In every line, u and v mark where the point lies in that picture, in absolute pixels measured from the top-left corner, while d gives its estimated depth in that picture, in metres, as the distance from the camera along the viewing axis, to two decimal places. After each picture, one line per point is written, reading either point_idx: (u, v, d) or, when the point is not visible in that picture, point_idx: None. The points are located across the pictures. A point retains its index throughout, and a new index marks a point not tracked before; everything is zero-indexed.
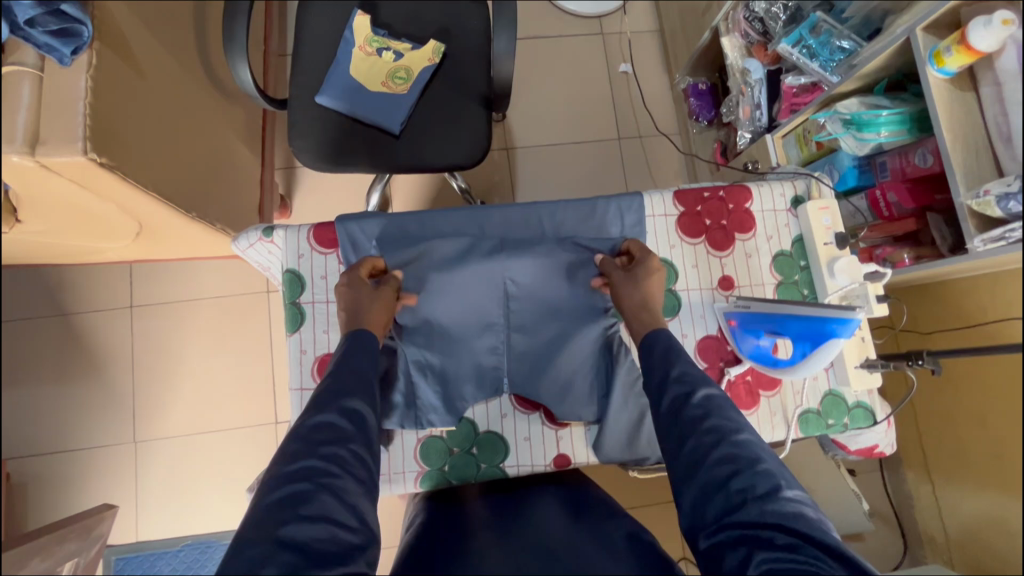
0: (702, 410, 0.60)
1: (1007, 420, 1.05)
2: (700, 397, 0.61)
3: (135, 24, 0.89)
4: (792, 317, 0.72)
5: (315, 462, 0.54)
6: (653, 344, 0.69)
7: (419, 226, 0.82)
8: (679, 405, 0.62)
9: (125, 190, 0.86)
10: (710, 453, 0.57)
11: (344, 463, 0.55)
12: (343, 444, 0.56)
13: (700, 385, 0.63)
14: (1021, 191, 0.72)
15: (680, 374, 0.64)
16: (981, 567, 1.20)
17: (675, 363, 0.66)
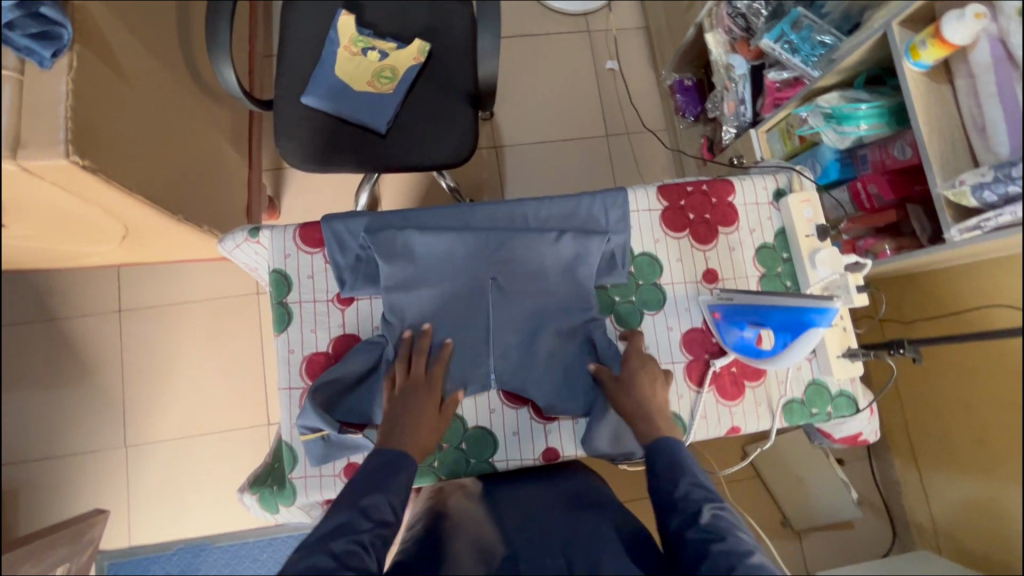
0: (711, 531, 0.61)
1: (986, 405, 1.08)
2: (708, 517, 0.62)
3: (117, 27, 0.89)
4: (774, 307, 0.73)
5: (327, 554, 0.56)
6: (656, 457, 0.70)
7: (404, 224, 0.81)
8: (687, 527, 0.62)
9: (109, 193, 0.86)
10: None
11: (356, 561, 0.57)
12: (358, 541, 0.58)
13: (707, 503, 0.64)
14: (994, 181, 0.73)
15: (686, 492, 0.65)
16: (966, 550, 1.23)
17: (680, 479, 0.67)
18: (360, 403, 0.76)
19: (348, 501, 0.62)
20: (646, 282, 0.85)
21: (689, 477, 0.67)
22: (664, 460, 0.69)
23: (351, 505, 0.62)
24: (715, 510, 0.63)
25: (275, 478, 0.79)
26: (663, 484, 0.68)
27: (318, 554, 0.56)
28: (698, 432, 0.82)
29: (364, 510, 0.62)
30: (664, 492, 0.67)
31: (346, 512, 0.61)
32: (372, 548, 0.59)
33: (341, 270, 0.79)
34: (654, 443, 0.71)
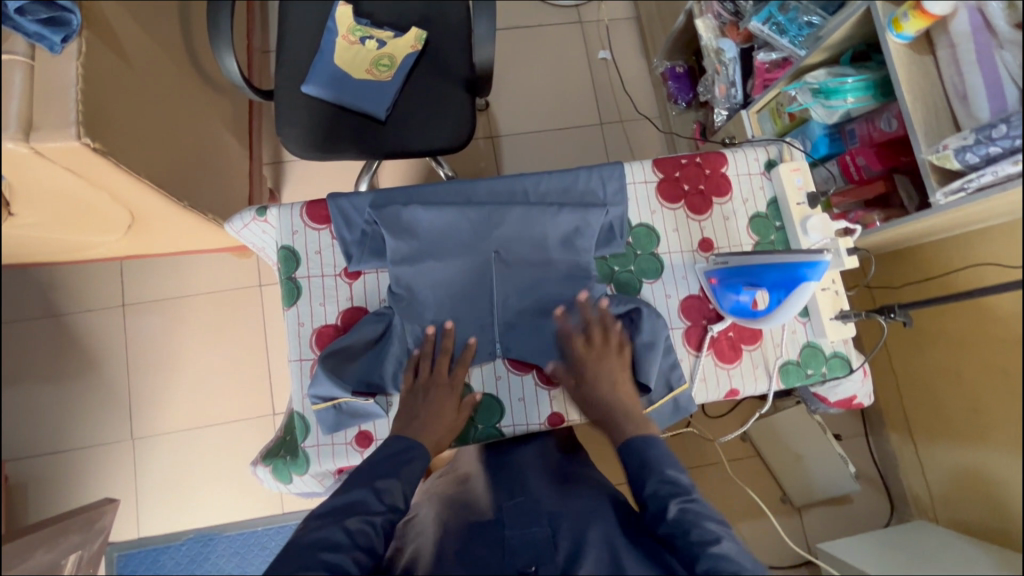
0: (678, 528, 0.65)
1: (971, 367, 1.12)
2: (674, 513, 0.66)
3: (122, 16, 0.91)
4: (767, 267, 0.76)
5: (340, 529, 0.61)
6: (627, 456, 0.73)
7: (407, 200, 0.83)
8: (658, 523, 0.66)
9: (117, 177, 0.88)
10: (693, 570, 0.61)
11: (365, 539, 0.62)
12: (369, 520, 0.64)
13: (674, 498, 0.67)
14: (976, 143, 0.76)
15: (654, 490, 0.68)
16: (959, 514, 1.27)
17: (648, 478, 0.70)
18: (370, 371, 0.79)
19: (364, 480, 0.67)
20: (644, 251, 0.88)
21: (655, 472, 0.70)
22: (632, 461, 0.71)
23: (366, 485, 0.67)
24: (682, 503, 0.67)
25: (287, 450, 0.81)
26: (635, 478, 0.71)
27: (331, 528, 0.62)
28: (697, 395, 0.84)
29: (378, 491, 0.66)
30: (634, 487, 0.70)
31: (361, 491, 0.66)
32: (383, 527, 0.64)
33: (347, 245, 0.81)
34: (624, 444, 0.74)
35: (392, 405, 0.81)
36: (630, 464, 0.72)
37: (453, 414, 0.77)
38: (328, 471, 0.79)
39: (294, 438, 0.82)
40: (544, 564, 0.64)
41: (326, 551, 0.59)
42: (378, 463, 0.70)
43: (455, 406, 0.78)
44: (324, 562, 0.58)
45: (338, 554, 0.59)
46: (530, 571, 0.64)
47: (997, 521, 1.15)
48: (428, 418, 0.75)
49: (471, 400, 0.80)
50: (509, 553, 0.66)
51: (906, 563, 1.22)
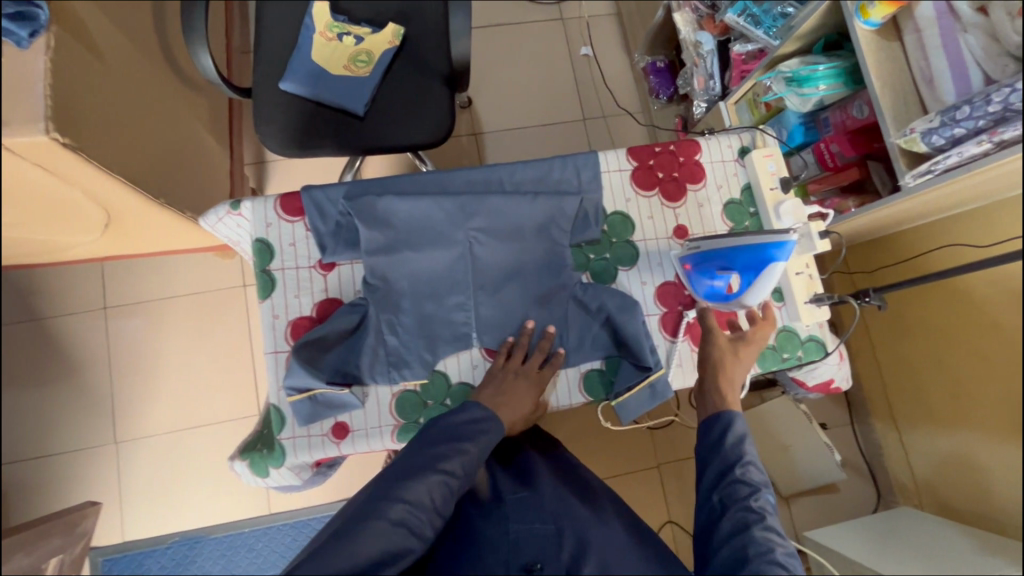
0: (756, 512, 0.67)
1: (945, 349, 1.14)
2: (754, 499, 0.69)
3: (93, 11, 0.91)
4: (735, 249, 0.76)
5: (424, 486, 0.64)
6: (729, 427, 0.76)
7: (382, 190, 0.83)
8: (735, 498, 0.69)
9: (91, 174, 0.87)
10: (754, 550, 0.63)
11: (441, 499, 0.66)
12: (449, 483, 0.66)
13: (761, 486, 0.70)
14: (941, 125, 0.77)
15: (746, 471, 0.71)
16: (943, 499, 1.28)
17: (747, 455, 0.73)
18: (344, 362, 0.79)
19: (444, 436, 0.70)
20: (619, 239, 0.88)
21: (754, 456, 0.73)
22: (740, 433, 0.75)
23: (450, 443, 0.69)
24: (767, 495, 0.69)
25: (264, 443, 0.80)
26: (732, 454, 0.74)
27: (417, 481, 0.64)
28: (674, 380, 0.85)
29: (459, 454, 0.69)
30: (727, 459, 0.73)
31: (444, 450, 0.68)
32: (457, 490, 0.67)
33: (321, 236, 0.81)
34: (715, 416, 0.77)
35: (368, 396, 0.81)
36: (729, 435, 0.74)
37: (533, 405, 0.79)
38: (305, 463, 0.79)
39: (271, 432, 0.81)
40: (548, 562, 0.68)
41: (408, 504, 0.63)
42: (460, 426, 0.72)
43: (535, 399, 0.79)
44: (405, 516, 0.62)
45: (417, 509, 0.63)
46: (536, 567, 0.68)
47: (976, 506, 1.16)
48: (512, 398, 0.77)
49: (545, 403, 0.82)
50: (513, 547, 0.70)
51: (891, 551, 1.23)
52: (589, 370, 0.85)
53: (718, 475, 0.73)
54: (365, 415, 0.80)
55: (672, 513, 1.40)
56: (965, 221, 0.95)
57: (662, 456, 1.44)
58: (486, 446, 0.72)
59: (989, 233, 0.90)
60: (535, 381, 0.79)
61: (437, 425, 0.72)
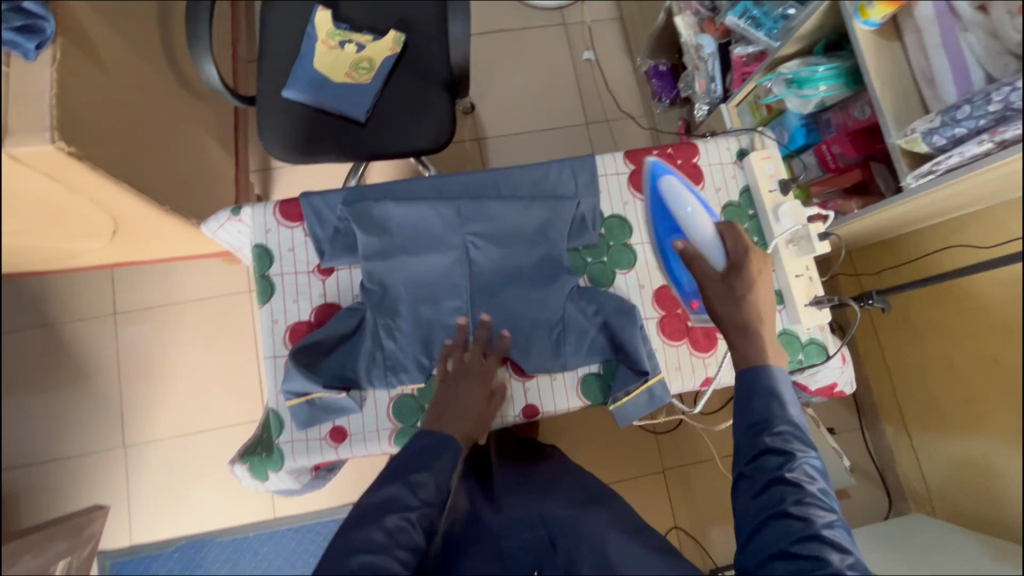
0: (795, 480, 0.59)
1: (953, 350, 1.12)
2: (795, 470, 0.59)
3: (99, 23, 0.93)
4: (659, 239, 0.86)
5: (378, 530, 0.59)
6: (753, 383, 0.66)
7: (380, 196, 0.84)
8: (770, 466, 0.60)
9: (97, 182, 0.89)
10: (795, 529, 0.56)
11: (406, 536, 0.59)
12: (407, 517, 0.60)
13: (802, 450, 0.61)
14: (942, 125, 0.76)
15: (781, 433, 0.62)
16: (955, 507, 1.26)
17: (779, 415, 0.63)
18: (342, 365, 0.79)
19: (395, 477, 0.64)
20: (617, 242, 0.88)
21: (787, 414, 0.63)
22: (767, 391, 0.64)
23: (400, 480, 0.64)
24: (811, 458, 0.60)
25: (263, 447, 0.81)
26: (760, 419, 0.63)
27: (369, 529, 0.58)
28: (673, 384, 0.84)
29: (412, 486, 0.63)
30: (757, 421, 0.63)
31: (393, 486, 0.63)
32: (421, 522, 0.61)
33: (320, 242, 0.82)
34: (752, 369, 0.67)
35: (366, 400, 0.81)
36: (754, 402, 0.64)
37: (483, 401, 0.76)
38: (303, 467, 0.80)
39: (270, 436, 0.82)
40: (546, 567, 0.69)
41: (364, 553, 0.56)
42: (410, 456, 0.67)
43: (486, 395, 0.77)
44: (366, 564, 0.55)
45: (377, 554, 0.56)
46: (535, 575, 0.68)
47: (994, 514, 1.12)
48: (453, 404, 0.74)
49: (501, 388, 0.79)
50: (510, 560, 0.70)
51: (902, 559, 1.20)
52: (587, 375, 0.85)
53: (750, 445, 0.63)
54: (363, 418, 0.80)
55: (677, 519, 1.39)
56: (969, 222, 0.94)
57: (667, 462, 1.43)
58: (446, 464, 0.67)
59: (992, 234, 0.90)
60: (484, 376, 0.77)
61: (389, 464, 0.67)
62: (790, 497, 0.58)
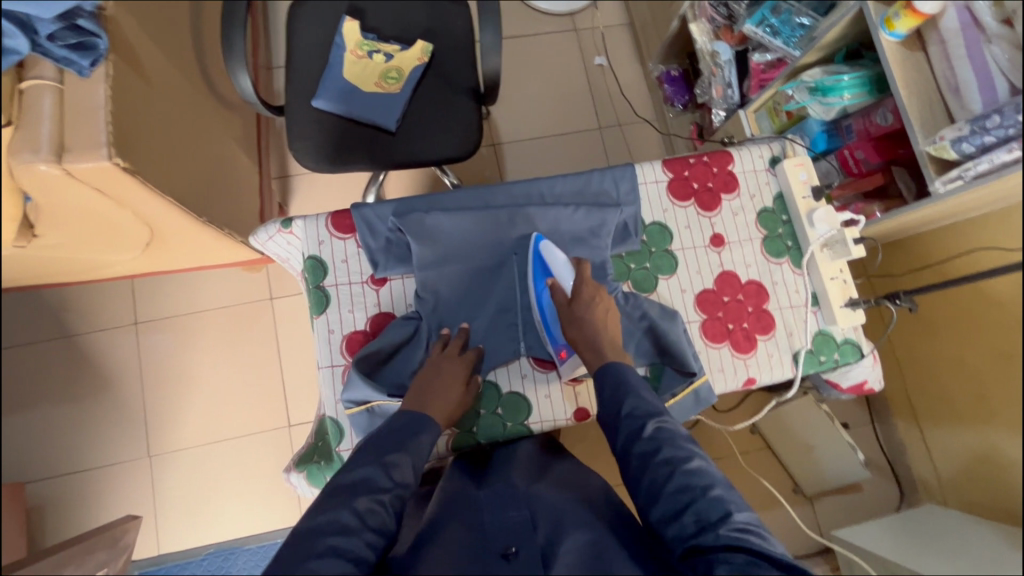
0: (652, 445, 0.66)
1: (968, 346, 1.17)
2: (651, 431, 0.67)
3: (141, 36, 0.93)
4: (537, 295, 0.85)
5: (349, 512, 0.60)
6: (605, 379, 0.74)
7: (428, 207, 0.87)
8: (631, 443, 0.68)
9: (142, 196, 0.90)
10: (663, 486, 0.63)
11: (377, 518, 0.61)
12: (378, 499, 0.62)
13: (651, 416, 0.69)
14: (971, 133, 0.80)
15: (631, 411, 0.70)
16: (973, 502, 1.27)
17: (625, 399, 0.71)
18: (398, 374, 0.83)
19: (371, 458, 0.66)
20: (658, 248, 0.91)
21: (634, 393, 0.71)
22: (610, 383, 0.73)
23: (374, 462, 0.66)
24: (659, 421, 0.68)
25: (320, 454, 0.85)
26: (613, 405, 0.72)
27: (340, 510, 0.60)
28: (716, 385, 0.87)
29: (386, 467, 0.66)
30: (611, 410, 0.72)
31: (367, 468, 0.65)
32: (391, 505, 0.63)
33: (373, 252, 0.84)
34: (602, 367, 0.76)
35: None
36: (607, 390, 0.73)
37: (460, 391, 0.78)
38: None
39: (326, 443, 0.85)
40: (523, 545, 0.63)
41: (334, 535, 0.57)
42: (384, 437, 0.70)
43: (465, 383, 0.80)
44: (335, 547, 0.57)
45: (347, 536, 0.58)
46: (512, 551, 0.63)
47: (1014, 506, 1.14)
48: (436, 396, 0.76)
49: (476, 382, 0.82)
50: (489, 536, 0.66)
51: (922, 548, 1.23)
52: None
53: (614, 432, 0.70)
54: None
55: None
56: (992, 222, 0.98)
57: None
58: (421, 444, 0.70)
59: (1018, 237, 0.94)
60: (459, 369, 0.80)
61: (364, 446, 0.70)
62: (655, 454, 0.66)
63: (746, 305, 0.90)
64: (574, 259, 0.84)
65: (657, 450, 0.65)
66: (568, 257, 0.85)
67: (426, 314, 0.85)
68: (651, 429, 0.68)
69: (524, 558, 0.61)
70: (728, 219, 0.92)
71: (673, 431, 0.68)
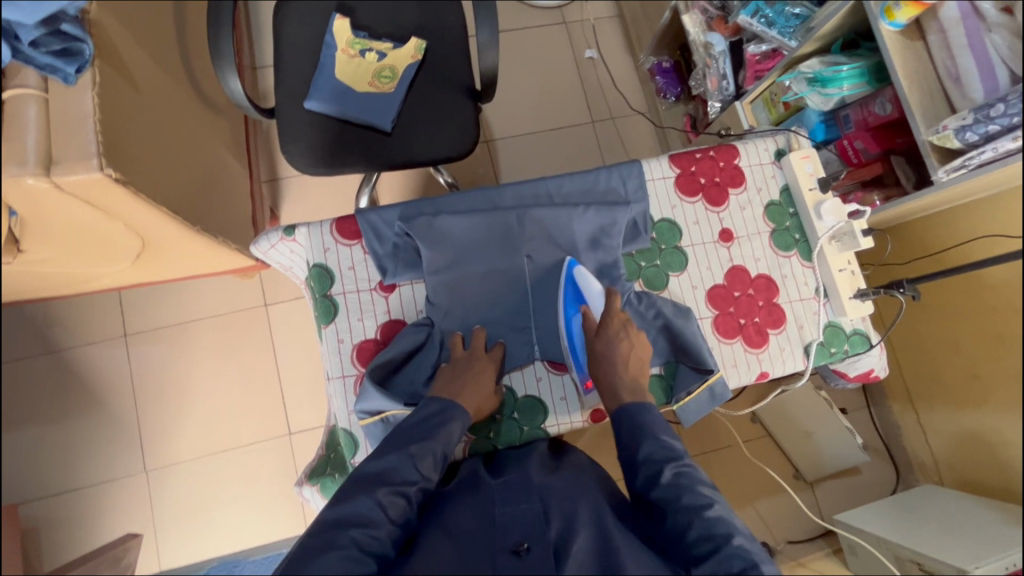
0: (672, 493, 0.66)
1: (962, 331, 1.19)
2: (669, 476, 0.67)
3: (127, 40, 0.90)
4: (566, 319, 0.83)
5: (372, 504, 0.62)
6: (622, 422, 0.74)
7: (435, 211, 0.86)
8: (651, 487, 0.68)
9: (134, 207, 0.86)
10: (685, 533, 0.63)
11: (398, 511, 0.63)
12: (401, 492, 0.64)
13: (670, 461, 0.68)
14: (974, 122, 0.80)
15: (650, 455, 0.69)
16: (971, 481, 1.29)
17: (643, 443, 0.70)
18: (411, 383, 0.81)
19: (398, 447, 0.68)
20: (668, 245, 0.91)
21: (652, 435, 0.71)
22: (627, 425, 0.72)
23: (400, 451, 0.67)
24: (678, 466, 0.68)
25: (334, 467, 0.84)
26: (630, 449, 0.71)
27: (364, 500, 0.62)
28: (730, 380, 0.87)
29: (412, 458, 0.67)
30: (628, 452, 0.71)
31: (395, 458, 0.67)
32: (412, 498, 0.65)
33: (380, 259, 0.83)
34: (619, 409, 0.75)
35: None
36: (623, 432, 0.73)
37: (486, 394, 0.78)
38: None
39: (339, 455, 0.85)
40: (536, 541, 0.62)
41: (356, 528, 0.60)
42: (416, 425, 0.71)
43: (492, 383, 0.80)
44: (356, 539, 0.59)
45: (368, 528, 0.61)
46: (523, 548, 0.61)
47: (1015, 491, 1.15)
48: (466, 384, 0.77)
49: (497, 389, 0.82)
50: (499, 531, 0.64)
51: (918, 524, 1.27)
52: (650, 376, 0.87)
53: (633, 478, 0.70)
54: None
55: None
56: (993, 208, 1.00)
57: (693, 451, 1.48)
58: (450, 433, 0.71)
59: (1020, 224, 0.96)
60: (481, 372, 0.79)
61: (394, 433, 0.71)
62: (675, 502, 0.66)
63: (757, 299, 0.90)
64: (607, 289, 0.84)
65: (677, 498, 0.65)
66: (601, 286, 0.86)
67: (438, 319, 0.84)
68: (672, 478, 0.67)
69: (536, 555, 0.60)
70: (736, 214, 0.93)
71: (695, 476, 0.67)
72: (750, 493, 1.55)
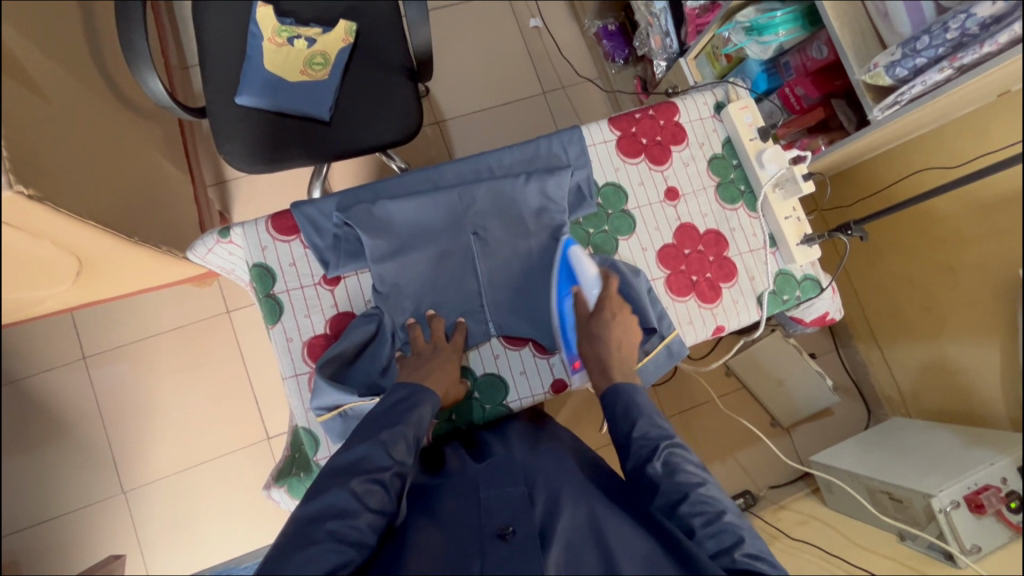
0: (663, 470, 0.66)
1: (912, 266, 1.22)
2: (662, 458, 0.67)
3: (25, 49, 0.84)
4: (559, 303, 0.84)
5: (347, 495, 0.60)
6: (618, 392, 0.74)
7: (374, 196, 0.85)
8: (643, 465, 0.68)
9: (59, 224, 0.82)
10: (676, 505, 0.64)
11: (376, 499, 0.62)
12: (377, 479, 0.63)
13: (663, 441, 0.68)
14: (903, 58, 0.80)
15: (642, 434, 0.70)
16: (935, 411, 1.34)
17: (637, 420, 0.71)
18: (367, 373, 0.81)
19: (368, 436, 0.67)
20: (615, 210, 0.91)
21: (646, 418, 0.71)
22: (620, 406, 0.73)
23: (370, 440, 0.66)
24: (670, 446, 0.68)
25: (299, 467, 0.83)
26: (625, 424, 0.72)
27: (338, 493, 0.60)
28: (688, 338, 0.89)
29: (384, 444, 0.66)
30: (623, 432, 0.72)
31: (366, 446, 0.65)
32: (389, 484, 0.64)
33: (322, 252, 0.83)
34: (612, 389, 0.76)
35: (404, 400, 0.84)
36: (618, 408, 0.73)
37: (447, 380, 0.77)
38: None
39: (304, 454, 0.84)
40: (521, 524, 0.61)
41: (333, 521, 0.58)
42: (385, 412, 0.71)
43: (451, 369, 0.79)
44: (334, 532, 0.57)
45: (346, 520, 0.59)
46: (508, 531, 0.61)
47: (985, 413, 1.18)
48: (422, 378, 0.76)
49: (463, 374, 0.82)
50: (486, 515, 0.64)
51: (886, 458, 1.30)
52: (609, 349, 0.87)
53: (626, 462, 0.70)
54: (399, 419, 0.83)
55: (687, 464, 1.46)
56: (937, 143, 1.01)
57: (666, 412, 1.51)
58: (420, 418, 0.70)
59: (959, 154, 0.97)
60: (437, 359, 0.79)
61: (364, 422, 0.70)
62: (667, 479, 0.65)
63: (707, 255, 0.91)
64: (603, 273, 0.83)
65: (668, 471, 0.66)
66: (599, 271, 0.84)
67: (389, 308, 0.84)
68: (666, 462, 0.67)
69: (521, 537, 0.60)
70: (678, 171, 0.93)
71: (689, 461, 0.67)
72: (731, 444, 1.58)
